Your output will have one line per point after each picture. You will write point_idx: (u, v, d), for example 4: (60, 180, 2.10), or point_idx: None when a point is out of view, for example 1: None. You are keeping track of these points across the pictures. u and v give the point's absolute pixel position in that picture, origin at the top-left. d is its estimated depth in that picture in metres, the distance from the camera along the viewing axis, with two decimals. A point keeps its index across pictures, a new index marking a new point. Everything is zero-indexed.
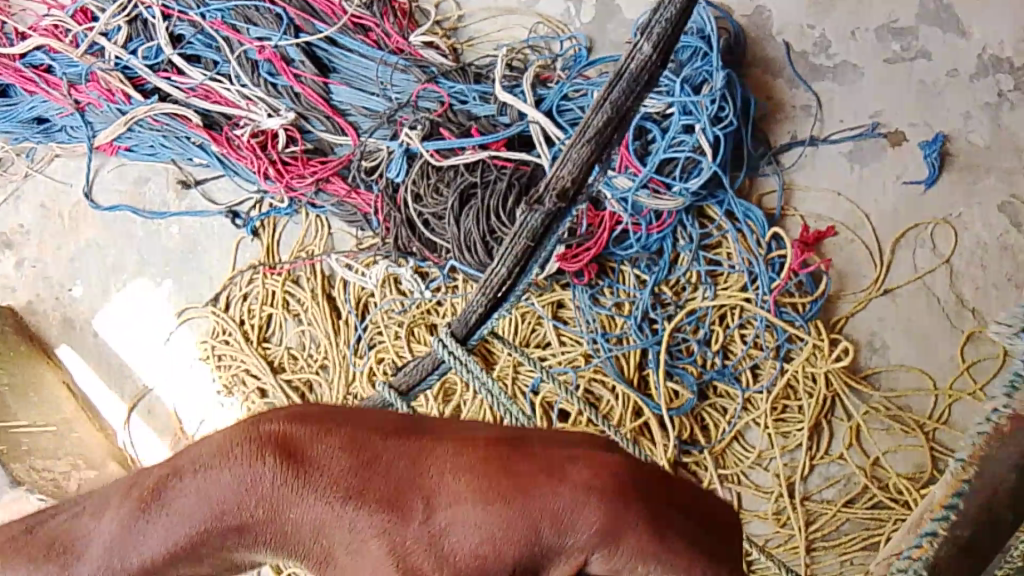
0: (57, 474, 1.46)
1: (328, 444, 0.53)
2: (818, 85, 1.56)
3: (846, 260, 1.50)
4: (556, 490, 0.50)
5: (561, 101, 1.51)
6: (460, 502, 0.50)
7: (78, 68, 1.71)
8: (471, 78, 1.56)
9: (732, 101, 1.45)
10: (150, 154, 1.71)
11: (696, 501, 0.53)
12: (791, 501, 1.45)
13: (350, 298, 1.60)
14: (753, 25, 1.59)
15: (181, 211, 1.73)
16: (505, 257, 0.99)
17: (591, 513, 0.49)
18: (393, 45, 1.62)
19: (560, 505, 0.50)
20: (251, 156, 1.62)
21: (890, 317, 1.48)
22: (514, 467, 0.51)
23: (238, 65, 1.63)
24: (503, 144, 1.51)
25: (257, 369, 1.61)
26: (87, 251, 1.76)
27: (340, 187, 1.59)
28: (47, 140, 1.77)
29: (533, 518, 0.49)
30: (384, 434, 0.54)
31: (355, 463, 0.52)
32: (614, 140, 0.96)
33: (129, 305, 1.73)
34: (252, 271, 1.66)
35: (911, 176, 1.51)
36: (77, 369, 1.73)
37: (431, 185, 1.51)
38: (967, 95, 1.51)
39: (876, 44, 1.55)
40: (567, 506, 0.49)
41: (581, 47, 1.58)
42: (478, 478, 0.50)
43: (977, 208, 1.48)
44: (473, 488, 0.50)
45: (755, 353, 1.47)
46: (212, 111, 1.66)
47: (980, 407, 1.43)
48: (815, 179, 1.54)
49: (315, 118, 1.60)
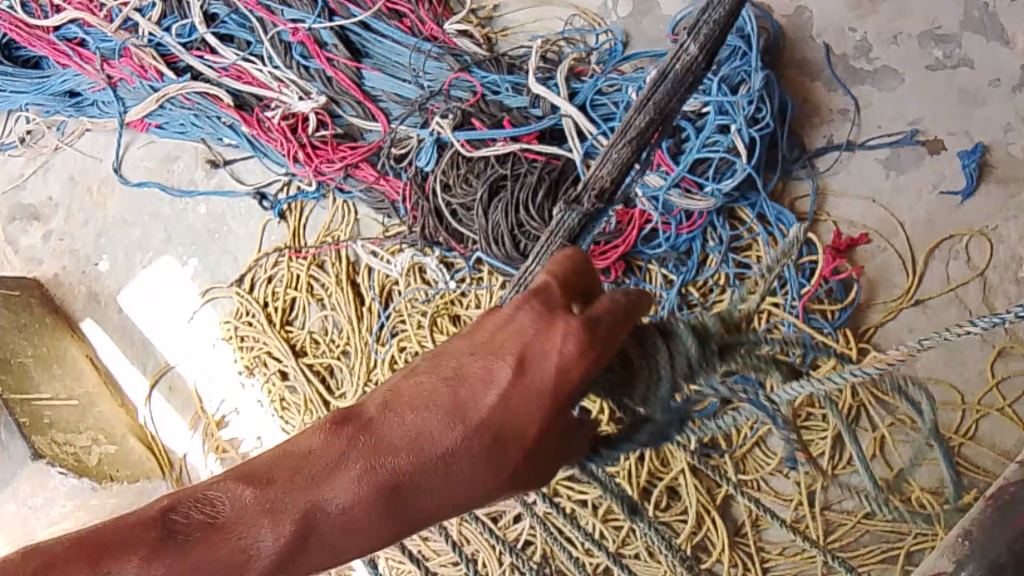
0: (78, 449, 1.58)
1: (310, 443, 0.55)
2: (856, 89, 1.54)
3: (879, 267, 1.48)
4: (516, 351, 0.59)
5: (595, 95, 1.49)
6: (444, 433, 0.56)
7: (111, 43, 1.71)
8: (504, 68, 1.55)
9: (769, 102, 1.43)
10: (180, 132, 1.71)
11: (611, 306, 0.62)
12: (810, 510, 1.43)
13: (374, 285, 1.59)
14: (793, 25, 1.57)
15: (209, 190, 1.72)
16: (540, 256, 0.97)
17: (547, 342, 0.59)
18: (427, 32, 1.60)
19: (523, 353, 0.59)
20: (281, 139, 1.62)
21: (919, 328, 1.46)
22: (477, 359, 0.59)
23: (271, 46, 1.62)
24: (535, 137, 1.49)
25: (279, 352, 1.61)
26: (114, 227, 1.76)
27: (369, 174, 1.58)
28: (78, 114, 1.78)
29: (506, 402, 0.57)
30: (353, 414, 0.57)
31: (341, 449, 0.55)
32: (654, 143, 0.96)
33: (154, 283, 1.73)
34: (277, 253, 1.65)
35: (948, 186, 1.48)
36: (101, 344, 1.74)
37: (460, 175, 1.50)
38: (1009, 106, 1.48)
39: (918, 50, 1.52)
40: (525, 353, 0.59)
41: (617, 42, 1.56)
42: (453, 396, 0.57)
43: (1014, 221, 1.45)
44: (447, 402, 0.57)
45: (781, 360, 1.45)
46: (243, 91, 1.65)
47: (1007, 423, 1.40)
48: (850, 184, 1.51)
49: (347, 103, 1.59)
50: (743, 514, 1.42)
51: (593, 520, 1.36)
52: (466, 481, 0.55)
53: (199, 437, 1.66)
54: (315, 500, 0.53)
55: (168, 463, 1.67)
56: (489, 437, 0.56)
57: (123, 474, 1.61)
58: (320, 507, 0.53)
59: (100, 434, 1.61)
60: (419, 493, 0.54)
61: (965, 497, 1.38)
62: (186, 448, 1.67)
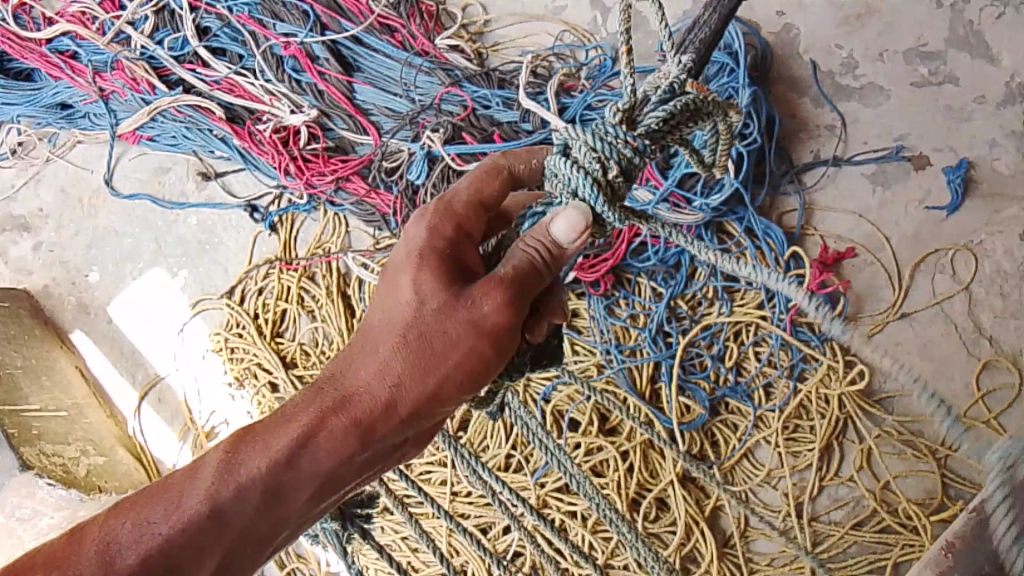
0: (66, 459, 1.51)
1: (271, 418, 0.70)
2: (844, 105, 1.55)
3: (867, 282, 1.49)
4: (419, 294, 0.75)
5: (585, 110, 1.51)
6: (378, 369, 0.73)
7: (103, 55, 1.72)
8: (495, 83, 1.56)
9: (757, 118, 1.45)
10: (172, 144, 1.72)
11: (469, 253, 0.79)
12: (798, 522, 1.43)
13: (365, 297, 1.59)
14: (781, 42, 1.58)
15: (200, 201, 1.73)
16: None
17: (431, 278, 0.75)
18: (419, 46, 1.62)
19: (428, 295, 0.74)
20: (272, 151, 1.62)
21: (907, 341, 1.47)
22: (396, 313, 0.75)
23: (263, 60, 1.63)
24: (525, 151, 1.50)
25: (269, 363, 1.61)
26: (105, 239, 1.76)
27: (360, 187, 1.59)
28: (70, 126, 1.78)
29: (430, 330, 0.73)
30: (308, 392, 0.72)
31: (300, 407, 0.71)
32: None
33: (145, 294, 1.73)
34: (268, 265, 1.66)
35: (934, 201, 1.50)
36: (89, 355, 1.73)
37: (450, 188, 1.51)
38: (994, 122, 1.50)
39: (904, 66, 1.54)
40: (430, 293, 0.74)
41: (607, 57, 1.57)
42: (382, 348, 0.74)
43: (998, 236, 1.47)
44: (381, 350, 0.73)
45: (768, 372, 1.46)
46: (236, 104, 1.66)
47: (992, 435, 1.41)
48: (837, 199, 1.53)
49: (338, 116, 1.60)
50: (731, 524, 1.43)
51: (582, 531, 1.36)
52: (410, 393, 0.73)
53: (188, 449, 1.66)
54: (260, 426, 0.69)
55: (156, 474, 1.67)
56: (400, 339, 0.74)
57: (112, 484, 1.54)
58: (271, 437, 0.68)
59: (89, 445, 1.57)
60: (366, 412, 0.71)
61: (951, 508, 1.39)
62: (174, 459, 1.67)
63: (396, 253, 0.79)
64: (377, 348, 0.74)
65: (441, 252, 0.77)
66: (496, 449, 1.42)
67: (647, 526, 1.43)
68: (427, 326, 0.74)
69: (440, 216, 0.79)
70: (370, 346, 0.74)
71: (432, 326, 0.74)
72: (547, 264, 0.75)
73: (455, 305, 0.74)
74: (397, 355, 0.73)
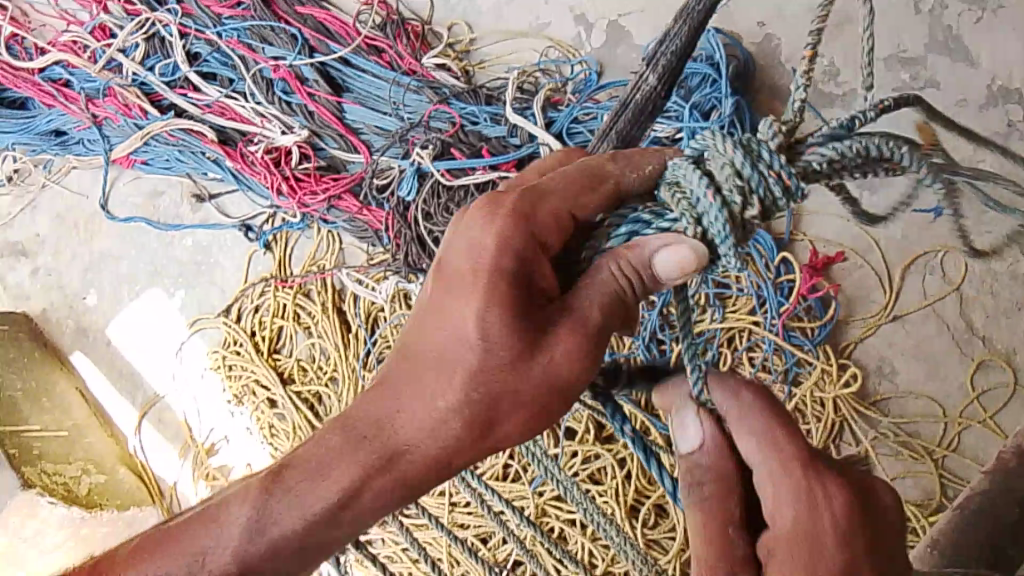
0: (68, 478, 1.60)
1: (301, 476, 0.63)
2: (827, 112, 1.58)
3: (856, 285, 1.51)
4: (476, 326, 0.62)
5: (571, 124, 1.53)
6: (429, 421, 0.63)
7: (95, 82, 1.75)
8: (483, 99, 1.59)
9: (741, 126, 1.48)
10: (165, 167, 1.73)
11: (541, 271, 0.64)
12: None
13: (360, 312, 1.60)
14: (762, 52, 1.61)
15: (195, 222, 1.74)
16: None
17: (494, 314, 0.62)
18: (405, 66, 1.64)
19: (486, 331, 0.62)
20: (265, 172, 1.65)
21: (899, 342, 1.49)
22: (450, 351, 0.63)
23: (252, 83, 1.65)
24: (514, 165, 1.53)
25: (268, 381, 1.62)
26: (102, 263, 1.78)
27: (351, 204, 1.61)
28: (64, 152, 1.80)
29: (489, 375, 0.63)
30: (341, 440, 0.63)
31: (335, 466, 0.62)
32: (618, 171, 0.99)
33: (141, 315, 1.74)
34: (263, 283, 1.67)
35: (921, 203, 1.52)
36: (88, 375, 1.74)
37: (441, 203, 1.53)
38: (976, 124, 1.53)
39: (885, 72, 1.57)
40: (488, 329, 0.62)
41: (592, 72, 1.60)
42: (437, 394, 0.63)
43: (986, 235, 1.49)
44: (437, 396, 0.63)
45: (762, 377, 1.48)
46: (227, 127, 1.68)
47: (988, 434, 1.43)
48: (824, 204, 1.54)
49: (329, 136, 1.62)
50: None
51: (582, 540, 1.37)
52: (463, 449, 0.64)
53: (189, 465, 1.67)
54: (284, 476, 0.63)
55: (158, 492, 1.68)
56: (460, 385, 0.63)
57: (114, 502, 1.61)
58: (307, 497, 0.62)
59: (90, 465, 1.63)
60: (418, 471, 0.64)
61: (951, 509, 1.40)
62: (175, 476, 1.68)
63: (450, 259, 0.65)
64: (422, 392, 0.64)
65: (509, 276, 0.62)
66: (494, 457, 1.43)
67: (647, 533, 1.43)
68: (485, 373, 0.63)
69: (518, 228, 0.63)
70: (423, 389, 0.64)
71: (489, 374, 0.63)
72: (632, 290, 0.64)
73: (527, 352, 0.62)
74: (455, 406, 0.63)
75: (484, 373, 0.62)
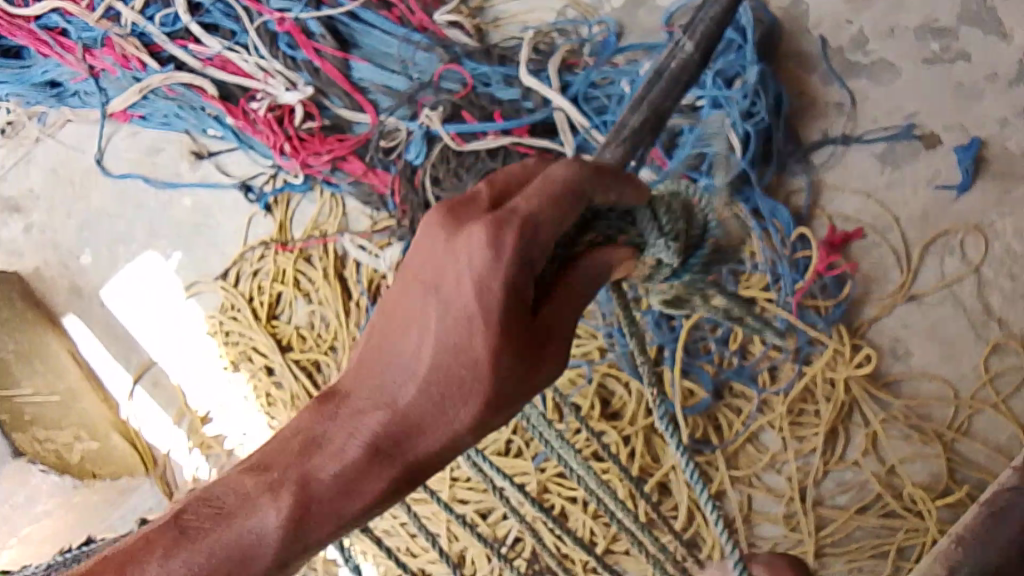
0: (59, 445, 1.58)
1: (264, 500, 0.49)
2: (852, 83, 1.52)
3: (875, 263, 1.47)
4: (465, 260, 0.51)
5: (588, 88, 1.47)
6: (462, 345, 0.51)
7: (93, 32, 1.67)
8: (495, 58, 1.52)
9: (765, 96, 1.41)
10: (164, 123, 1.68)
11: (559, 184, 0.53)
12: (802, 505, 1.45)
13: (362, 280, 1.54)
14: (790, 18, 1.56)
15: (194, 181, 1.69)
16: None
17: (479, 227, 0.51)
18: (416, 21, 1.56)
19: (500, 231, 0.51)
20: (267, 131, 1.58)
21: (914, 323, 1.45)
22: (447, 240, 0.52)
23: (256, 36, 1.58)
24: (527, 130, 1.45)
25: (265, 347, 1.58)
26: (96, 220, 1.73)
27: (356, 166, 1.55)
28: (60, 105, 1.75)
29: (451, 257, 0.52)
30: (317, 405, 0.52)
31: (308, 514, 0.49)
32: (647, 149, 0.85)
33: (136, 277, 1.70)
34: (263, 247, 1.62)
35: (944, 180, 1.46)
36: (81, 338, 1.72)
37: (450, 169, 1.46)
38: (1005, 100, 1.46)
39: (915, 43, 1.51)
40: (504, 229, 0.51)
41: (611, 33, 1.52)
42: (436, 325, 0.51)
43: (1009, 216, 1.44)
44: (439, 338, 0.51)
45: (774, 355, 1.45)
46: (229, 82, 1.61)
47: (1002, 421, 1.39)
48: (845, 179, 1.50)
49: (335, 95, 1.56)
50: (735, 508, 1.48)
51: (583, 518, 1.38)
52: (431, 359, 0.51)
53: (183, 432, 1.64)
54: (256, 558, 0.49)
55: (152, 461, 1.65)
56: (400, 296, 0.53)
57: (106, 472, 1.61)
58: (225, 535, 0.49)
59: (83, 431, 1.62)
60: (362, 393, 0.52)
61: (958, 492, 1.38)
62: (170, 446, 1.65)
63: (473, 208, 0.53)
64: (426, 346, 0.51)
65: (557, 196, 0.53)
66: (496, 434, 1.46)
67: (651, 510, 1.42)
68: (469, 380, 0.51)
69: (548, 204, 0.52)
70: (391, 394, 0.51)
71: (400, 284, 0.53)
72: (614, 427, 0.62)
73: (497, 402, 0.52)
74: (424, 340, 0.52)
75: (412, 308, 0.52)
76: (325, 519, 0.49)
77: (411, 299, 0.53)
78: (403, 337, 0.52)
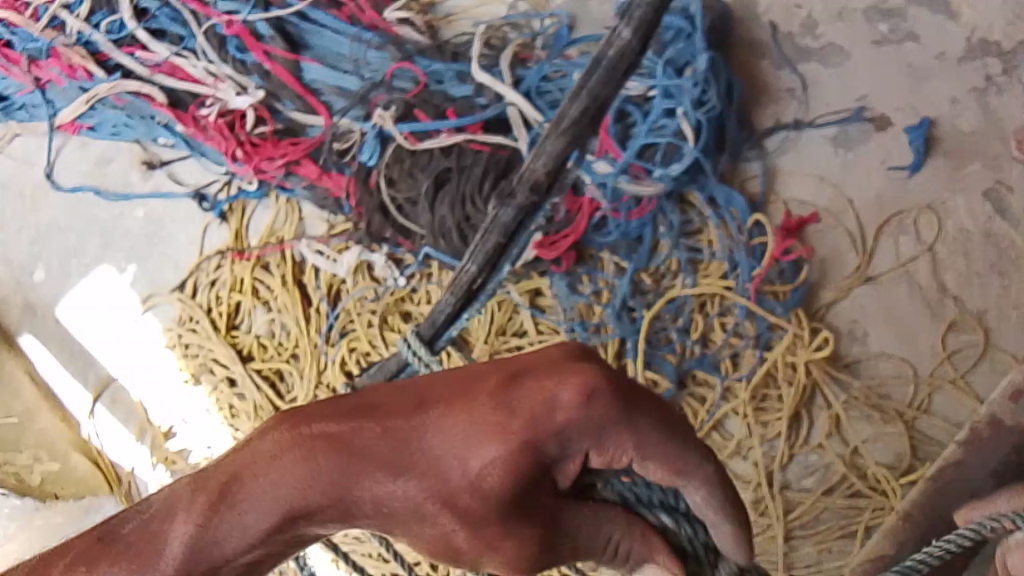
0: (18, 468, 1.65)
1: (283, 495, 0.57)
2: (803, 67, 1.53)
3: (830, 248, 1.48)
4: (560, 417, 0.55)
5: (540, 82, 1.46)
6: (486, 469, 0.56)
7: (38, 43, 1.64)
8: (449, 56, 1.50)
9: (716, 84, 1.41)
10: (113, 133, 1.65)
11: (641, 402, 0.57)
12: (769, 491, 1.45)
13: (321, 285, 1.54)
14: (740, 4, 1.56)
15: (146, 192, 1.66)
16: (479, 250, 0.94)
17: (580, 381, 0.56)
18: (367, 20, 1.54)
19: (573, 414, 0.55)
20: (219, 137, 1.56)
21: (871, 304, 1.47)
22: (526, 395, 0.56)
23: (204, 40, 1.56)
24: (481, 127, 1.43)
25: (225, 359, 1.58)
26: (48, 234, 1.72)
27: (310, 170, 1.53)
28: (7, 118, 1.73)
29: (536, 399, 0.56)
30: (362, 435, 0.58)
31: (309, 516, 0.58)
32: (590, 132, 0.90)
33: (91, 293, 1.69)
34: (219, 256, 1.61)
35: (896, 161, 1.47)
36: (38, 357, 1.72)
37: (405, 169, 1.46)
38: (954, 79, 1.46)
39: (864, 24, 1.51)
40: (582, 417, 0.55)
41: (562, 26, 1.50)
42: (489, 435, 0.56)
43: (960, 194, 1.45)
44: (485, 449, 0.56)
45: (735, 342, 1.46)
46: (179, 89, 1.59)
47: (960, 398, 1.41)
48: (798, 163, 1.51)
49: (287, 98, 1.54)
50: None
51: None
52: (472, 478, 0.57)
53: (146, 448, 1.65)
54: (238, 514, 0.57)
55: (116, 478, 1.67)
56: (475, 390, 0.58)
57: (66, 491, 1.65)
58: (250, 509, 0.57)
59: (42, 451, 1.68)
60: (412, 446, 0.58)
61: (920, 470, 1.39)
62: (133, 463, 1.67)
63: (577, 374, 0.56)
64: (451, 429, 0.57)
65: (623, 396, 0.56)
66: None
67: None
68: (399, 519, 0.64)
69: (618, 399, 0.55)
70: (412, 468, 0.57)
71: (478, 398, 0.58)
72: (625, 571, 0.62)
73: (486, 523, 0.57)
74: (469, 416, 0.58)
75: (472, 414, 0.57)
76: (355, 513, 0.58)
77: (478, 394, 0.58)
78: (454, 427, 0.58)
